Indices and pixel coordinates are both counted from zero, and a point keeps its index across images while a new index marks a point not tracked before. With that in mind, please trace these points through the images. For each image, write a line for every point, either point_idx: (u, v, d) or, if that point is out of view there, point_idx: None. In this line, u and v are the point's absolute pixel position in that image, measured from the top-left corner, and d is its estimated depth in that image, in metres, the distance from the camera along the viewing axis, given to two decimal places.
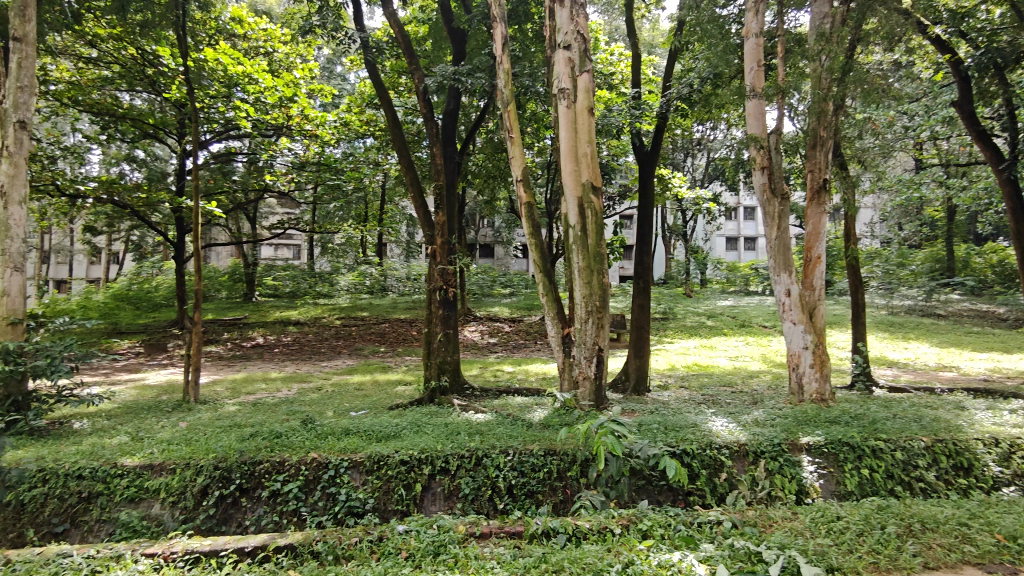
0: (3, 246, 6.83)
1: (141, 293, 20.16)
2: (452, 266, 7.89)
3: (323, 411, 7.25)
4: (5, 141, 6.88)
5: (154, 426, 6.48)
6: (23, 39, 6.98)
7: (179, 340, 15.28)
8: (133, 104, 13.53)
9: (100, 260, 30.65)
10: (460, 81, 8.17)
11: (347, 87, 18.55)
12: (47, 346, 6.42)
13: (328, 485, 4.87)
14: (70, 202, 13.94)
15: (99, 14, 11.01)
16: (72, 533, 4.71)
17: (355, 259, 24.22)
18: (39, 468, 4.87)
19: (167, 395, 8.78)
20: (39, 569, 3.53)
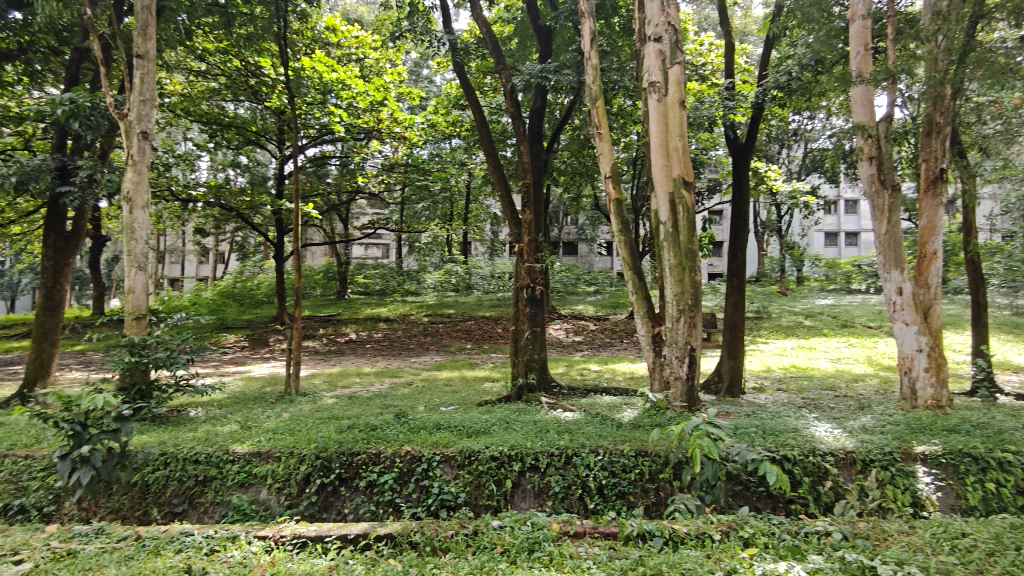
0: (129, 247, 7.44)
1: (245, 291, 21.45)
2: (539, 264, 7.90)
3: (414, 406, 7.44)
4: (130, 151, 7.50)
5: (260, 416, 6.88)
6: (144, 56, 7.58)
7: (279, 335, 16.15)
8: (237, 112, 14.39)
9: (208, 261, 32.91)
10: (547, 79, 8.15)
11: (433, 88, 18.94)
12: (166, 338, 6.93)
13: (421, 478, 4.99)
14: (183, 206, 14.99)
15: (208, 31, 11.76)
16: (189, 514, 5.04)
17: (441, 258, 24.75)
18: (162, 452, 5.26)
19: (270, 387, 9.29)
20: (166, 545, 3.84)
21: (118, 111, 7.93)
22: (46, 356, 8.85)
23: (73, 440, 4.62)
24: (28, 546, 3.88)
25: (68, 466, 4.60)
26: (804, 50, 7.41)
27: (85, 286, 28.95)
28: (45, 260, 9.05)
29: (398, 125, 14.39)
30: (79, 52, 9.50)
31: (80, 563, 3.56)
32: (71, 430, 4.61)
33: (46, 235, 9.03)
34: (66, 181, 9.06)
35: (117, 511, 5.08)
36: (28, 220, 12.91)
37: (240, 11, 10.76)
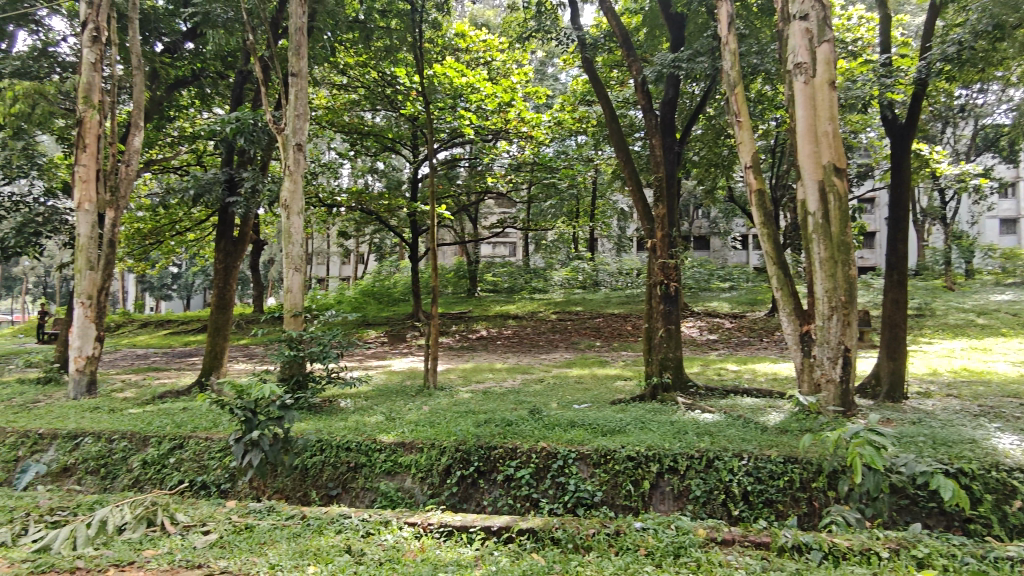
0: (287, 250, 8.14)
1: (384, 289, 22.73)
2: (673, 260, 7.67)
3: (548, 403, 7.51)
4: (287, 162, 8.20)
5: (403, 408, 7.27)
6: (298, 75, 8.24)
7: (415, 332, 16.98)
8: (375, 121, 15.25)
9: (349, 262, 35.31)
10: (679, 69, 7.90)
11: (558, 87, 19.07)
12: (319, 334, 7.48)
13: (557, 475, 5.02)
14: (329, 211, 16.17)
15: (350, 47, 12.55)
16: (343, 497, 5.41)
17: (568, 255, 24.78)
18: (318, 439, 5.70)
19: (410, 381, 9.77)
20: (328, 525, 4.16)
21: (276, 126, 8.68)
22: (218, 349, 9.91)
23: (245, 425, 5.15)
24: (213, 519, 4.36)
25: (241, 448, 5.13)
26: (979, 15, 6.59)
27: (246, 286, 32.20)
28: (217, 264, 10.14)
29: (525, 125, 14.61)
30: (242, 75, 10.52)
31: (256, 537, 3.95)
32: (243, 416, 5.15)
33: (217, 241, 10.11)
34: (233, 192, 10.07)
35: (282, 491, 5.56)
36: (201, 229, 14.49)
37: (378, 25, 11.47)
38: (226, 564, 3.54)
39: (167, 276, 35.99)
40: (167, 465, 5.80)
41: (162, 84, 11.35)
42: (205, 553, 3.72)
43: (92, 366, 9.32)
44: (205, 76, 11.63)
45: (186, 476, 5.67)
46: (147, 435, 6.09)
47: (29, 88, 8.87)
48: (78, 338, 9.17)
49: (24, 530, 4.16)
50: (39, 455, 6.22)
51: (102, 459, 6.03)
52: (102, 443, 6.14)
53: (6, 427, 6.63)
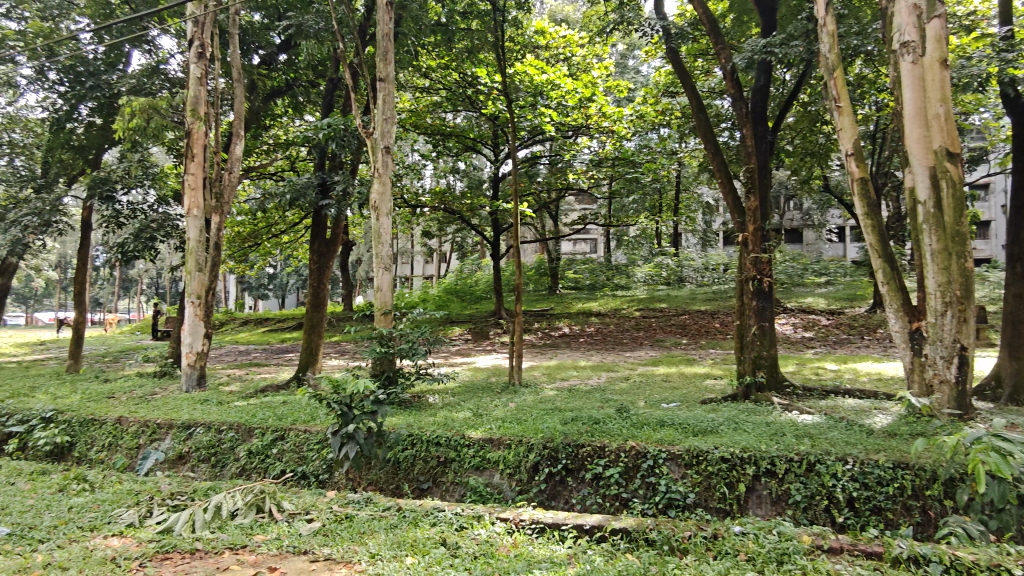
0: (377, 250, 8.40)
1: (466, 287, 23.07)
2: (766, 254, 7.38)
3: (635, 401, 7.39)
4: (376, 164, 8.47)
5: (490, 404, 7.35)
6: (386, 79, 8.49)
7: (498, 329, 17.16)
8: (456, 122, 15.47)
9: (432, 261, 36.10)
10: (772, 54, 7.56)
11: (640, 79, 18.78)
12: (408, 331, 7.69)
13: (647, 475, 4.93)
14: (414, 211, 16.58)
15: (433, 50, 12.81)
16: (433, 490, 5.53)
17: (651, 251, 24.28)
18: (409, 433, 5.86)
19: (494, 378, 9.86)
20: (423, 518, 4.27)
21: (366, 130, 8.98)
22: (314, 346, 10.36)
23: (342, 419, 5.40)
24: (315, 508, 4.57)
25: (338, 440, 5.38)
26: None
27: (337, 286, 33.59)
28: (311, 264, 10.61)
29: (606, 119, 14.49)
30: (333, 83, 10.93)
31: (356, 527, 4.11)
32: (340, 410, 5.42)
33: (312, 242, 10.57)
34: (326, 195, 10.50)
35: (376, 483, 5.73)
36: (294, 232, 15.23)
37: (459, 27, 11.66)
38: (331, 551, 3.71)
39: (265, 277, 38.11)
40: (271, 455, 6.13)
41: (259, 95, 11.99)
42: (310, 540, 3.91)
43: (202, 361, 9.96)
44: (298, 85, 12.25)
45: (288, 466, 5.97)
46: (251, 427, 6.45)
47: (144, 103, 9.58)
48: (189, 335, 9.83)
49: (149, 512, 4.50)
50: (157, 443, 6.72)
51: (213, 448, 6.44)
52: (212, 433, 6.56)
53: (129, 416, 7.19)
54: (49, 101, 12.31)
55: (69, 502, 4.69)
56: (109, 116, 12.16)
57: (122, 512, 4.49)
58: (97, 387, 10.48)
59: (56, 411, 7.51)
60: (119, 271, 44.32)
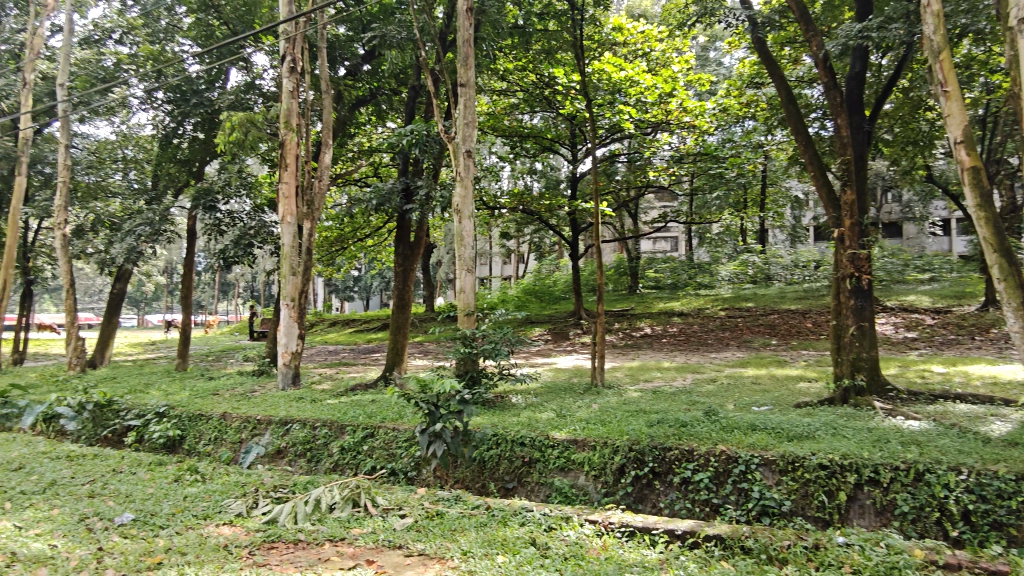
0: (460, 252, 8.57)
1: (545, 287, 23.11)
2: (865, 250, 6.99)
3: (724, 404, 7.16)
4: (458, 168, 8.63)
5: (573, 405, 7.34)
6: (467, 84, 8.62)
7: (578, 329, 17.09)
8: (533, 123, 15.54)
9: (511, 262, 36.38)
10: (868, 39, 7.15)
11: (722, 71, 18.25)
12: (490, 332, 7.76)
13: (739, 480, 4.77)
14: (493, 214, 16.76)
15: (510, 53, 12.93)
16: (519, 490, 5.57)
17: (735, 248, 23.47)
18: (494, 433, 5.93)
19: (577, 379, 9.82)
20: (512, 517, 4.32)
21: (448, 135, 9.16)
22: (399, 346, 10.65)
23: (429, 417, 5.57)
24: (407, 504, 4.71)
25: (427, 438, 5.54)
26: None
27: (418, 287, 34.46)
28: (396, 267, 10.93)
29: (688, 114, 14.24)
30: (415, 90, 11.21)
31: (448, 524, 4.21)
32: (427, 409, 5.58)
33: (397, 246, 10.90)
34: (409, 199, 10.79)
35: (462, 481, 5.83)
36: (379, 235, 15.74)
37: (537, 28, 11.67)
38: (425, 547, 3.83)
39: (350, 280, 39.60)
40: (362, 451, 6.36)
41: (346, 105, 12.48)
42: (404, 535, 4.04)
43: (296, 360, 10.46)
44: (381, 93, 12.65)
45: (378, 463, 6.17)
46: (343, 424, 6.72)
47: (242, 117, 10.15)
48: (285, 335, 10.36)
49: (255, 503, 4.78)
50: (258, 438, 7.11)
51: (308, 444, 6.75)
52: (307, 430, 6.88)
53: (232, 412, 7.66)
54: (157, 119, 13.29)
55: (184, 491, 5.05)
56: (210, 131, 12.98)
57: (230, 502, 4.79)
58: (203, 384, 11.22)
59: (168, 407, 8.09)
60: (219, 275, 47.23)
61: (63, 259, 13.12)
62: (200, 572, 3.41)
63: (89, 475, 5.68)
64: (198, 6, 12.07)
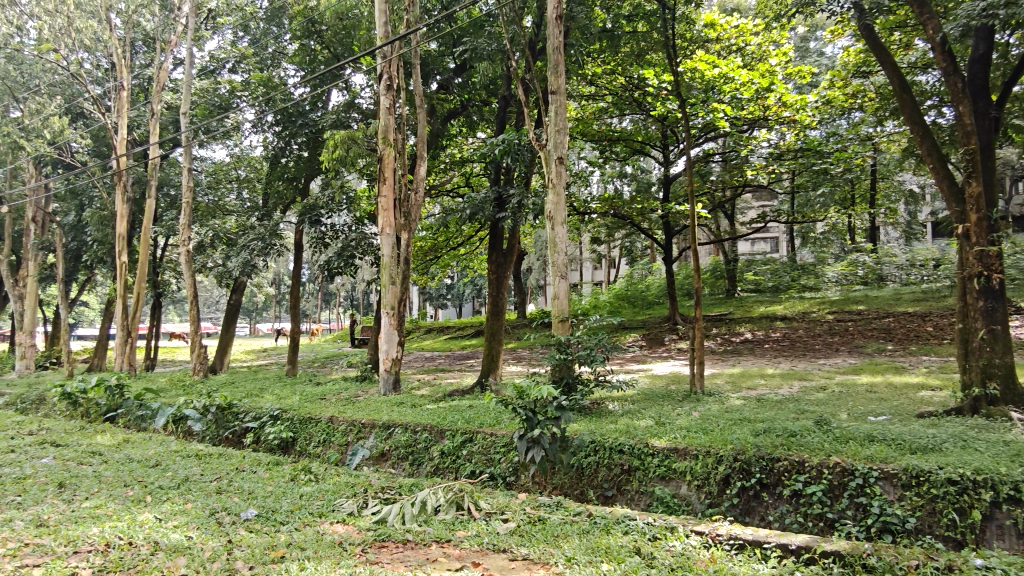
0: (553, 258, 8.60)
1: (638, 292, 22.70)
2: (995, 247, 6.40)
3: (836, 413, 6.76)
4: (551, 175, 8.67)
5: (673, 412, 7.17)
6: (558, 91, 8.67)
7: (674, 335, 16.69)
8: (623, 126, 15.40)
9: (602, 267, 36.14)
10: (994, 17, 6.55)
11: (824, 61, 17.37)
12: (585, 337, 7.68)
13: (856, 494, 4.50)
14: (584, 219, 16.68)
15: (598, 57, 12.84)
16: (619, 498, 5.49)
17: (843, 248, 22.11)
18: (592, 440, 5.89)
19: (675, 386, 9.56)
20: (615, 525, 4.28)
21: (540, 142, 9.22)
22: (494, 352, 10.78)
23: (527, 423, 5.65)
24: (510, 509, 4.78)
25: (525, 444, 5.64)
26: None
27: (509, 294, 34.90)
28: (491, 275, 11.12)
29: (788, 109, 13.58)
30: (505, 99, 11.39)
31: (550, 530, 4.23)
32: (525, 415, 5.66)
33: (491, 254, 11.07)
34: (502, 208, 10.93)
35: (561, 487, 5.82)
36: (472, 243, 16.06)
37: (625, 30, 11.46)
38: (529, 551, 3.87)
39: (443, 287, 40.65)
40: (461, 456, 6.50)
41: (439, 118, 12.85)
42: (508, 539, 4.09)
43: (397, 366, 10.85)
44: (472, 105, 12.94)
45: (478, 467, 6.28)
46: (442, 429, 6.89)
47: (345, 135, 10.68)
48: (386, 342, 10.76)
49: (365, 503, 5.00)
50: (363, 441, 7.43)
51: (410, 447, 6.98)
52: (409, 433, 7.12)
53: (339, 416, 8.05)
54: (267, 141, 14.24)
55: (300, 490, 5.37)
56: (314, 149, 13.76)
57: (342, 501, 5.04)
58: (311, 389, 11.83)
59: (281, 410, 8.61)
60: (322, 285, 49.81)
61: (187, 273, 14.23)
62: (319, 567, 3.61)
63: (216, 472, 6.15)
64: (302, 33, 12.82)
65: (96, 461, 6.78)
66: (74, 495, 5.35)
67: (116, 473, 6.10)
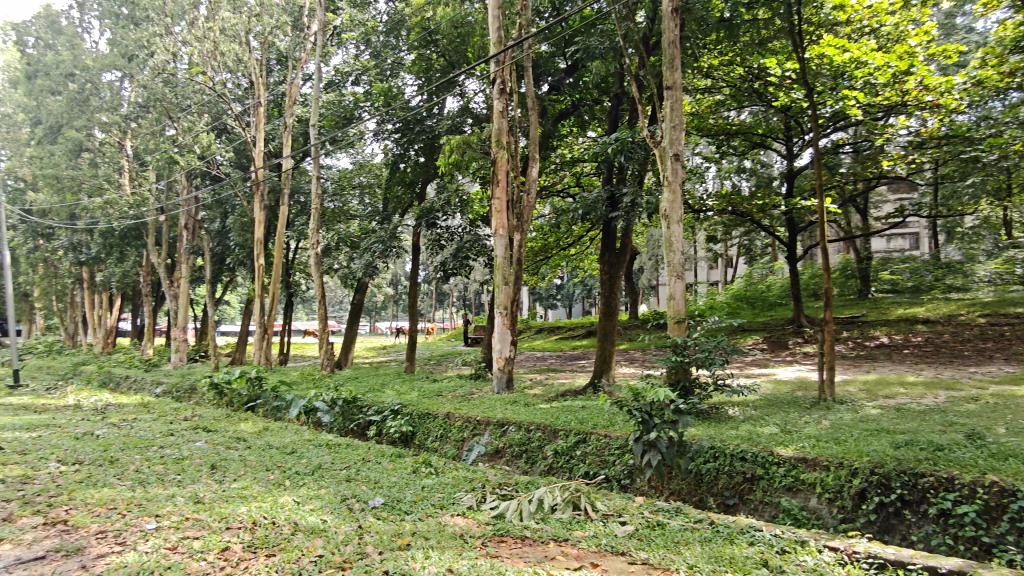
0: (669, 258, 8.39)
1: (758, 293, 21.61)
2: None
3: (992, 427, 6.10)
4: (666, 173, 8.45)
5: (800, 420, 6.76)
6: (673, 86, 8.43)
7: (799, 338, 15.76)
8: (741, 119, 14.83)
9: (718, 267, 34.79)
10: None
11: (975, 36, 15.70)
12: (703, 339, 7.39)
13: (1018, 518, 4.07)
14: (699, 217, 16.13)
15: (715, 49, 12.39)
16: (741, 508, 5.25)
17: (997, 244, 19.83)
18: (711, 446, 5.69)
19: (801, 392, 9.02)
20: (739, 535, 4.12)
21: (654, 139, 9.02)
22: (607, 353, 10.64)
23: (643, 426, 5.54)
24: (627, 511, 4.73)
25: (641, 447, 5.52)
26: None
27: None
28: (604, 275, 11.03)
29: (930, 93, 12.42)
30: (618, 97, 11.27)
31: (670, 536, 4.14)
32: (641, 417, 5.56)
33: (603, 254, 10.98)
34: (615, 207, 10.79)
35: (678, 493, 5.67)
36: (583, 243, 15.97)
37: (744, 19, 10.89)
38: (649, 556, 3.81)
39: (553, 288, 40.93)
40: (575, 456, 6.50)
41: (550, 119, 12.92)
42: (627, 542, 4.05)
43: (509, 365, 10.99)
44: (583, 104, 12.90)
45: (592, 468, 6.25)
46: (556, 429, 6.93)
47: (460, 140, 11.01)
48: (499, 342, 10.94)
49: (483, 497, 5.13)
50: (479, 437, 7.63)
51: (524, 446, 7.06)
52: (522, 432, 7.22)
53: (456, 412, 8.31)
54: (387, 148, 14.94)
55: (422, 482, 5.60)
56: (431, 154, 14.32)
57: (462, 495, 5.19)
58: (428, 386, 12.27)
59: (401, 405, 9.02)
60: (437, 286, 51.63)
61: (315, 275, 15.20)
62: (442, 556, 3.75)
63: (346, 461, 6.55)
64: (420, 43, 13.37)
65: (241, 446, 7.44)
66: (224, 476, 5.90)
67: (259, 458, 6.66)
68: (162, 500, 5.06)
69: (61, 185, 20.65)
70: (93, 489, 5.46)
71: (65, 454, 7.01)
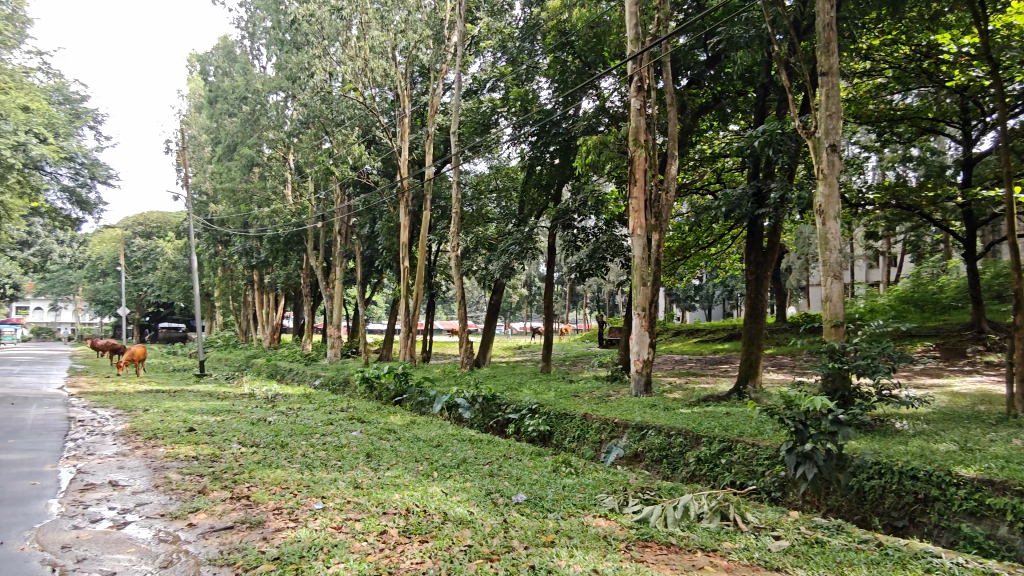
0: (826, 257, 7.79)
1: (928, 294, 19.46)
2: None
3: None
4: (821, 166, 7.82)
5: (984, 438, 5.99)
6: (829, 72, 7.74)
7: (980, 345, 14.03)
8: (906, 103, 13.42)
9: (879, 266, 31.82)
10: None
11: None
12: (866, 345, 6.75)
13: None
14: (857, 212, 14.82)
15: (876, 27, 11.36)
16: (912, 531, 4.78)
17: None
18: (876, 462, 5.21)
19: (984, 406, 8.00)
20: (913, 560, 3.74)
21: (807, 130, 8.38)
22: (754, 357, 10.06)
23: (797, 436, 5.20)
24: (781, 526, 4.46)
25: (795, 459, 5.15)
26: None
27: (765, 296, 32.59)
28: (749, 276, 10.42)
29: None
30: (765, 87, 10.65)
31: (832, 555, 3.85)
32: (795, 427, 5.21)
33: (749, 253, 10.41)
34: (761, 203, 10.19)
35: (838, 510, 5.24)
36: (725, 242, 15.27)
37: None
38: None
39: (691, 288, 39.63)
40: (720, 464, 6.24)
41: (690, 114, 12.48)
42: (782, 558, 3.82)
43: (648, 368, 10.70)
44: (725, 96, 12.33)
45: (738, 478, 5.98)
46: (699, 434, 6.69)
47: (597, 141, 11.01)
48: (637, 344, 10.71)
49: (625, 501, 5.07)
50: (617, 440, 7.55)
51: (664, 451, 6.89)
52: (663, 436, 7.04)
53: (593, 413, 8.29)
54: (523, 152, 15.23)
55: (562, 481, 5.65)
56: (566, 155, 14.40)
57: (603, 497, 5.17)
58: (565, 386, 12.33)
59: (539, 404, 9.15)
60: (571, 287, 51.79)
61: (456, 276, 15.79)
62: (587, 557, 3.76)
63: (488, 457, 6.76)
64: (555, 46, 13.48)
65: (392, 437, 7.93)
66: (378, 464, 6.33)
67: (408, 450, 7.07)
68: (326, 483, 5.52)
69: (237, 197, 23.12)
70: (269, 470, 6.09)
71: (244, 437, 7.88)
